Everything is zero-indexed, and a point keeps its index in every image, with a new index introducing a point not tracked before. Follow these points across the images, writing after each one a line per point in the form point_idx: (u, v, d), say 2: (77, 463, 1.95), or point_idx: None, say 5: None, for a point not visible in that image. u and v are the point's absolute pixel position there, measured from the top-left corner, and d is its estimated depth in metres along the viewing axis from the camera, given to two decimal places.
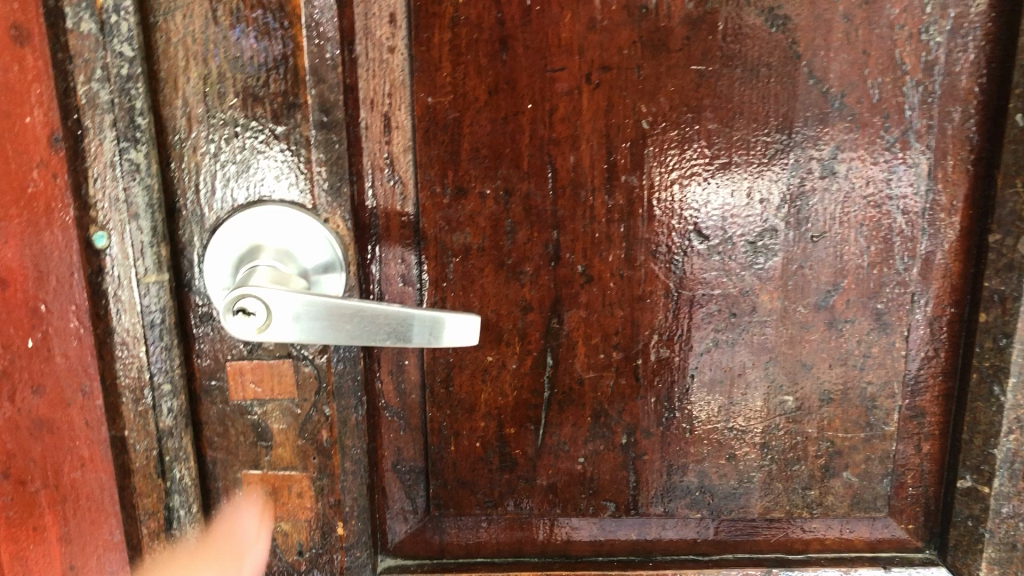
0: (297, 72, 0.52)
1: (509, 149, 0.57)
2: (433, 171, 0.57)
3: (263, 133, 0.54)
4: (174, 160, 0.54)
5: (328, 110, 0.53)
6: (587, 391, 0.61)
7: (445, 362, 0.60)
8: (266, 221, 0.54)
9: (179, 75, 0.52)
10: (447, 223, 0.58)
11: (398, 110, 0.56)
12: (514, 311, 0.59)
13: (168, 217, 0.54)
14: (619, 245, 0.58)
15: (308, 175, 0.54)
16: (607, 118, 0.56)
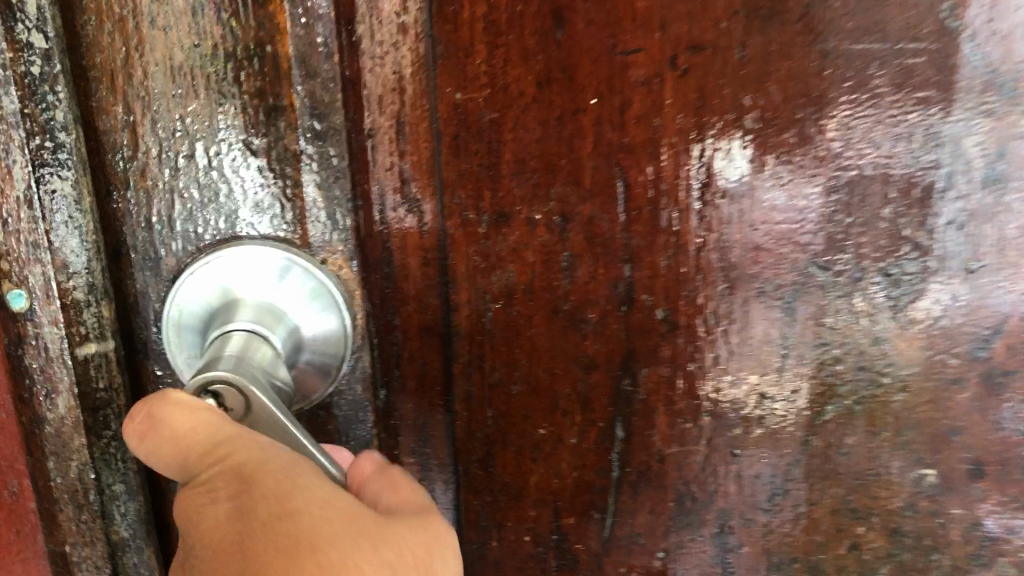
0: (276, 63, 0.39)
1: (565, 160, 0.42)
2: (464, 192, 0.42)
3: (233, 147, 0.40)
4: (116, 187, 0.40)
5: (322, 115, 0.40)
6: (669, 469, 0.47)
7: (484, 436, 0.46)
8: (250, 264, 0.41)
9: (121, 70, 0.39)
10: (484, 258, 0.43)
11: (416, 110, 0.41)
12: (572, 371, 0.45)
13: (112, 263, 0.41)
14: (713, 283, 0.44)
15: (296, 202, 0.41)
16: (698, 116, 0.41)
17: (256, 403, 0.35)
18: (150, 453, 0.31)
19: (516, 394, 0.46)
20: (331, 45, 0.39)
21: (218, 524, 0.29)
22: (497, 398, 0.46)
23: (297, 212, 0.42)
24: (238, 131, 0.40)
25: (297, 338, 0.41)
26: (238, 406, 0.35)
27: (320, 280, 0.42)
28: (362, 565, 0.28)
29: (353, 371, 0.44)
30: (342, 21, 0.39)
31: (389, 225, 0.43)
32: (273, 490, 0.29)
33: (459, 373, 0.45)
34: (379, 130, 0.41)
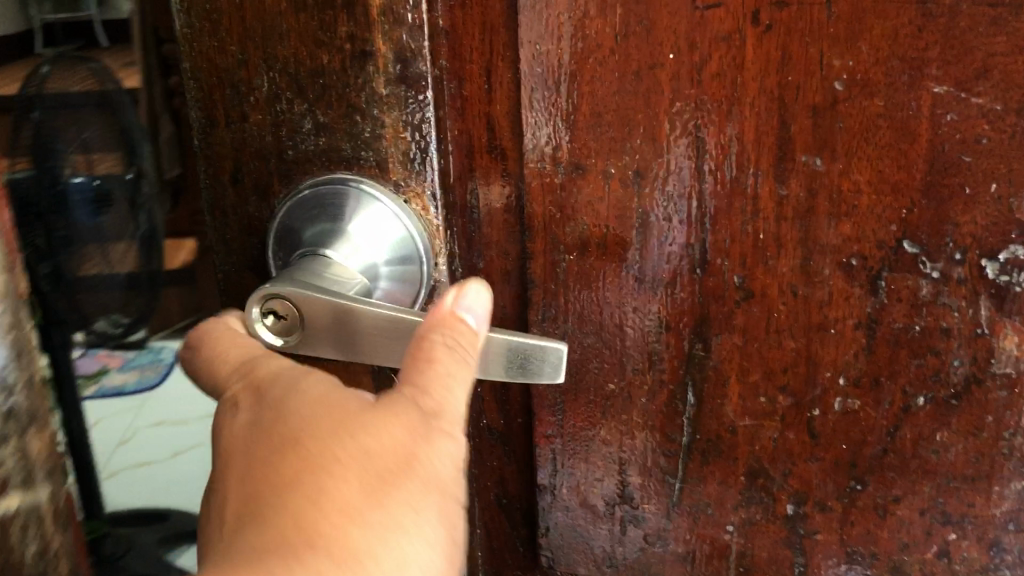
0: (368, 11, 0.39)
1: (642, 114, 0.41)
2: (544, 141, 0.43)
3: (330, 89, 0.40)
4: (234, 121, 0.42)
5: (408, 61, 0.40)
6: (741, 442, 0.46)
7: (555, 388, 0.47)
8: (357, 198, 0.42)
9: (236, 14, 0.40)
10: (559, 209, 0.44)
11: (498, 58, 0.43)
12: (643, 329, 0.45)
13: (232, 189, 0.44)
14: (794, 253, 0.42)
15: (388, 142, 0.42)
16: (781, 74, 0.40)
17: (309, 317, 0.37)
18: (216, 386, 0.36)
19: (589, 345, 0.46)
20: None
21: (230, 436, 0.31)
22: (569, 347, 0.46)
23: (390, 151, 0.42)
24: (336, 72, 0.40)
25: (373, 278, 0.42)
26: (295, 317, 0.38)
27: (411, 229, 0.43)
28: (329, 441, 0.29)
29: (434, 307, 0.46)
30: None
31: (475, 165, 0.45)
32: (277, 401, 0.31)
33: (535, 319, 0.47)
34: (466, 75, 0.43)
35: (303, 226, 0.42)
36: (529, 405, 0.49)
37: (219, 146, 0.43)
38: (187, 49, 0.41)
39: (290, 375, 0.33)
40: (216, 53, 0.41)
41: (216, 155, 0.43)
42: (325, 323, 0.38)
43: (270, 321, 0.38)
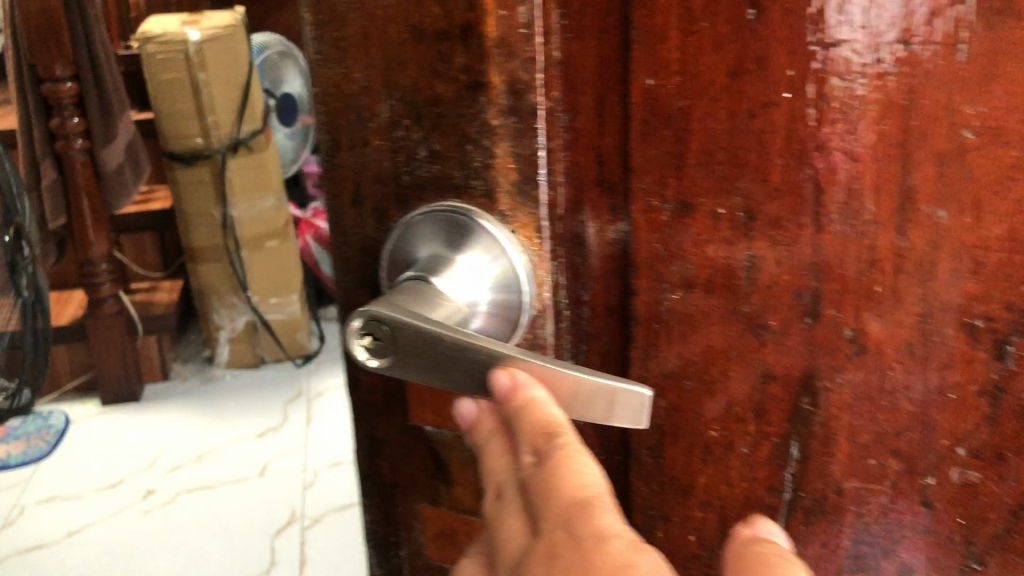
0: (484, 43, 0.36)
1: (753, 155, 0.39)
2: (651, 177, 0.41)
3: (448, 116, 0.38)
4: (357, 145, 0.41)
5: (519, 92, 0.37)
6: (847, 502, 0.44)
7: (655, 426, 0.45)
8: (466, 226, 0.39)
9: (361, 44, 0.39)
10: (665, 248, 0.42)
11: (611, 91, 0.40)
12: (748, 376, 0.43)
13: (353, 211, 0.43)
14: (912, 309, 0.40)
15: (497, 174, 0.38)
16: (907, 118, 0.37)
17: (400, 338, 0.36)
18: (530, 502, 0.32)
19: (690, 390, 0.44)
20: (536, 27, 0.36)
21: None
22: (669, 390, 0.44)
23: (499, 184, 0.38)
24: (451, 102, 0.38)
25: (471, 307, 0.38)
26: (388, 339, 0.36)
27: (510, 258, 0.39)
28: None
29: (539, 343, 0.41)
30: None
31: (582, 199, 0.42)
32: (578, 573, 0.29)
33: (634, 358, 0.44)
34: (578, 108, 0.41)
35: (413, 251, 0.40)
36: (625, 445, 0.46)
37: (343, 168, 0.42)
38: (319, 71, 0.41)
39: (616, 549, 0.28)
40: (353, 75, 0.40)
41: (339, 176, 0.42)
42: (412, 348, 0.36)
43: (366, 341, 0.37)
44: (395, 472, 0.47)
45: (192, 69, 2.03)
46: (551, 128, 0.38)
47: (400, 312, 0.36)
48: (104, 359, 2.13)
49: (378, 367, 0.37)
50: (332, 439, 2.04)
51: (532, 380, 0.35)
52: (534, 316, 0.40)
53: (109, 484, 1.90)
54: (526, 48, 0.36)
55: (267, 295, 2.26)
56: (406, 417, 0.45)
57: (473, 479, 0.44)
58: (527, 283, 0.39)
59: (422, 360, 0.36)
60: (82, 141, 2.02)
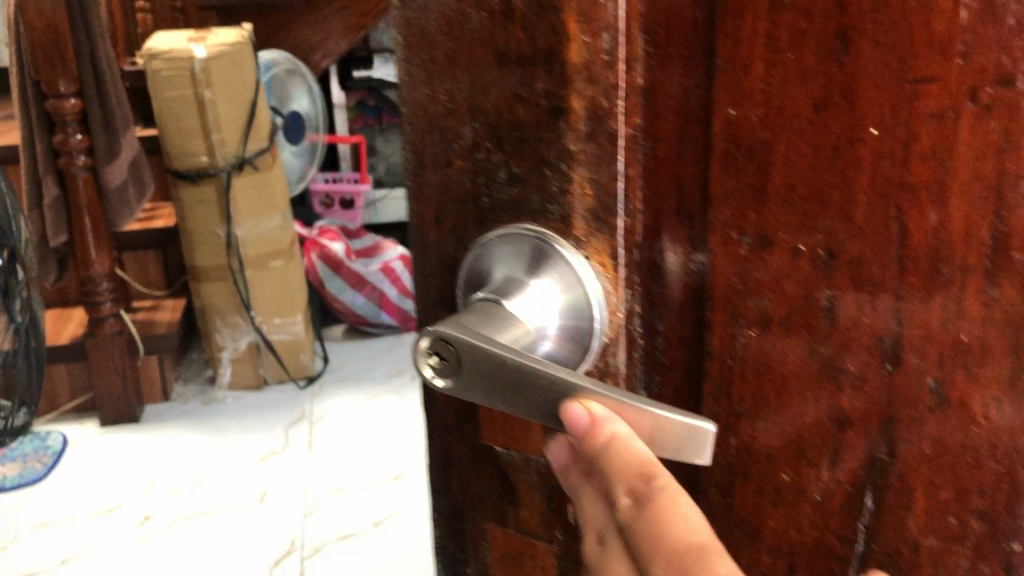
0: (566, 70, 0.34)
1: (836, 191, 0.37)
2: (730, 209, 0.39)
3: (529, 140, 0.36)
4: (440, 165, 0.40)
5: (599, 119, 0.35)
6: (924, 563, 0.40)
7: (725, 463, 0.44)
8: (543, 250, 0.37)
9: (447, 66, 0.38)
10: (742, 282, 0.40)
11: (691, 119, 0.39)
12: (823, 420, 0.40)
13: (434, 229, 0.42)
14: (1004, 364, 0.36)
15: (575, 202, 0.36)
16: (1003, 161, 0.33)
17: (466, 359, 0.36)
18: (635, 548, 0.33)
19: (763, 431, 0.42)
20: (620, 54, 0.34)
21: None
22: (741, 429, 0.42)
23: (575, 211, 0.36)
24: (533, 128, 0.36)
25: (540, 332, 0.37)
26: (454, 360, 0.36)
27: (584, 287, 0.37)
28: None
29: (610, 372, 0.39)
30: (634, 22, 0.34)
31: (662, 226, 0.41)
32: None
33: (709, 393, 0.43)
34: (660, 136, 0.39)
35: (491, 270, 0.38)
36: (695, 481, 0.45)
37: (427, 187, 0.41)
38: (409, 92, 0.40)
39: None
40: (439, 95, 0.38)
41: (423, 197, 0.41)
42: (477, 369, 0.36)
43: (434, 361, 0.37)
44: (464, 490, 0.46)
45: (198, 87, 2.01)
46: (629, 153, 0.36)
47: (467, 333, 0.36)
48: (104, 379, 2.11)
49: (444, 387, 0.37)
50: (334, 465, 2.01)
51: (610, 414, 0.35)
52: (605, 344, 0.38)
53: (105, 510, 1.87)
54: (607, 74, 0.34)
55: (270, 316, 2.24)
56: (476, 436, 0.44)
57: (540, 501, 0.43)
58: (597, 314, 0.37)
59: (486, 383, 0.36)
60: (84, 158, 2.00)
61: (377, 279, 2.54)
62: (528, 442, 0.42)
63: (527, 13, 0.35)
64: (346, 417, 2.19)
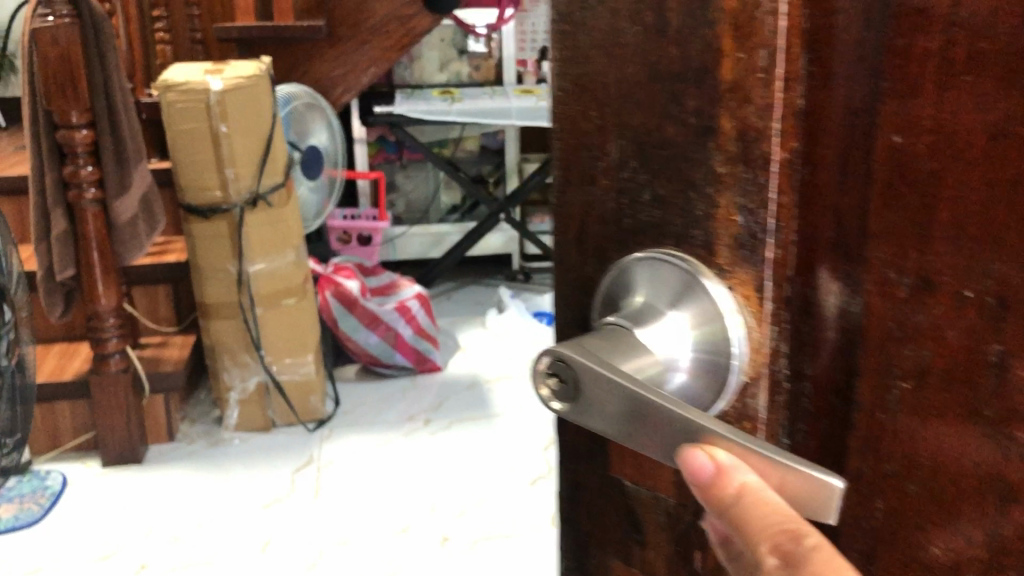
0: (719, 87, 0.34)
1: (1013, 236, 0.30)
2: (889, 246, 0.33)
3: (680, 156, 0.36)
4: (586, 182, 0.40)
5: (752, 139, 0.34)
6: None
7: (870, 526, 0.37)
8: (692, 281, 0.36)
9: (599, 83, 0.38)
10: (899, 327, 0.34)
11: (854, 147, 0.33)
12: (985, 498, 0.33)
13: (577, 248, 0.41)
14: None
15: (719, 227, 0.36)
16: None
17: (583, 381, 0.36)
18: None
19: (913, 496, 0.35)
20: (777, 71, 0.33)
21: None
22: (888, 491, 0.36)
23: (720, 238, 0.36)
24: (681, 146, 0.36)
25: (669, 363, 0.36)
26: (570, 382, 0.36)
27: (724, 322, 0.35)
28: None
29: (748, 412, 0.37)
30: (795, 42, 0.33)
31: (816, 253, 0.36)
32: None
33: (854, 447, 0.36)
34: (814, 159, 0.35)
35: (628, 294, 0.38)
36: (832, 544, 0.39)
37: (572, 202, 0.41)
38: (558, 105, 0.40)
39: None
40: (587, 112, 0.38)
41: (568, 214, 0.41)
42: (593, 394, 0.36)
43: (553, 383, 0.37)
44: (591, 520, 0.43)
45: (213, 120, 1.98)
46: (783, 181, 0.34)
47: (586, 357, 0.36)
48: (106, 418, 2.05)
49: (561, 410, 0.37)
50: (339, 515, 1.94)
51: (736, 462, 0.33)
52: (744, 383, 0.36)
53: (102, 556, 1.79)
54: (763, 94, 0.33)
55: (281, 355, 2.18)
56: (607, 468, 0.41)
57: (666, 543, 0.40)
58: (740, 343, 0.36)
59: (602, 408, 0.36)
60: (94, 190, 1.96)
61: (392, 319, 2.51)
62: (658, 478, 0.39)
63: (681, 32, 0.34)
64: (354, 464, 2.12)
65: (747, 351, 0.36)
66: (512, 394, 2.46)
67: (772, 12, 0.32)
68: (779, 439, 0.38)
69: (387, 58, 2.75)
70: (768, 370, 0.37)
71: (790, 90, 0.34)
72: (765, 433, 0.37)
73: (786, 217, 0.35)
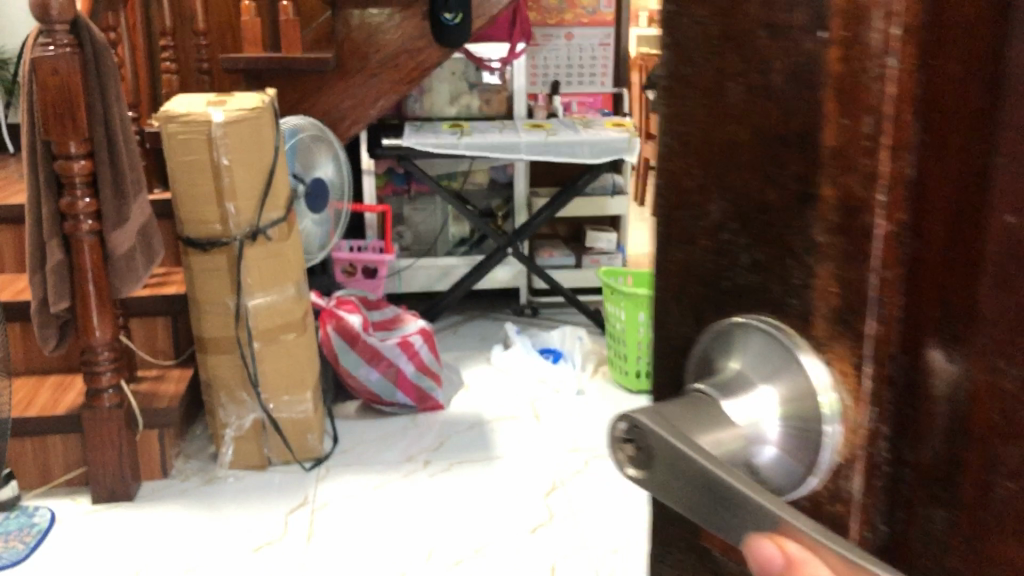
0: (822, 153, 0.30)
1: None
2: (998, 332, 0.27)
3: (775, 217, 0.33)
4: (685, 240, 0.37)
5: (854, 208, 0.29)
6: None
7: None
8: (788, 356, 0.32)
9: (704, 137, 0.35)
10: (1008, 428, 0.27)
11: (965, 218, 0.28)
12: None
13: (676, 306, 0.38)
14: None
15: (817, 298, 0.31)
16: None
17: (655, 450, 0.33)
18: None
19: None
20: (885, 138, 0.28)
21: None
22: None
23: (817, 308, 0.31)
24: (779, 214, 0.32)
25: (755, 435, 0.33)
26: (644, 449, 0.33)
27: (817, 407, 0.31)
28: None
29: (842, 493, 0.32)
30: (906, 108, 0.28)
31: (922, 331, 0.29)
32: None
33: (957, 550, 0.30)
34: (926, 235, 0.29)
35: (728, 356, 0.35)
36: None
37: (670, 265, 0.38)
38: (664, 163, 0.38)
39: None
40: (688, 171, 0.36)
41: (667, 270, 0.39)
42: (665, 464, 0.33)
43: (630, 449, 0.34)
44: None
45: (215, 152, 1.96)
46: (887, 254, 0.29)
47: (659, 425, 0.33)
48: (99, 453, 2.00)
49: (639, 479, 0.34)
50: (331, 562, 1.87)
51: (807, 557, 0.28)
52: (837, 462, 0.32)
53: None
54: (866, 161, 0.29)
55: (279, 393, 2.14)
56: (697, 534, 0.38)
57: None
58: (832, 423, 0.31)
59: (676, 481, 0.33)
60: (91, 222, 1.93)
61: (394, 354, 2.48)
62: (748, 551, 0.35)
63: (778, 86, 0.32)
64: (350, 508, 2.06)
65: (840, 431, 0.31)
66: (515, 435, 2.42)
67: (879, 77, 0.28)
68: (876, 525, 0.32)
69: (397, 91, 2.75)
70: (865, 453, 0.31)
71: (896, 160, 0.28)
72: (861, 520, 0.32)
73: (892, 294, 0.29)
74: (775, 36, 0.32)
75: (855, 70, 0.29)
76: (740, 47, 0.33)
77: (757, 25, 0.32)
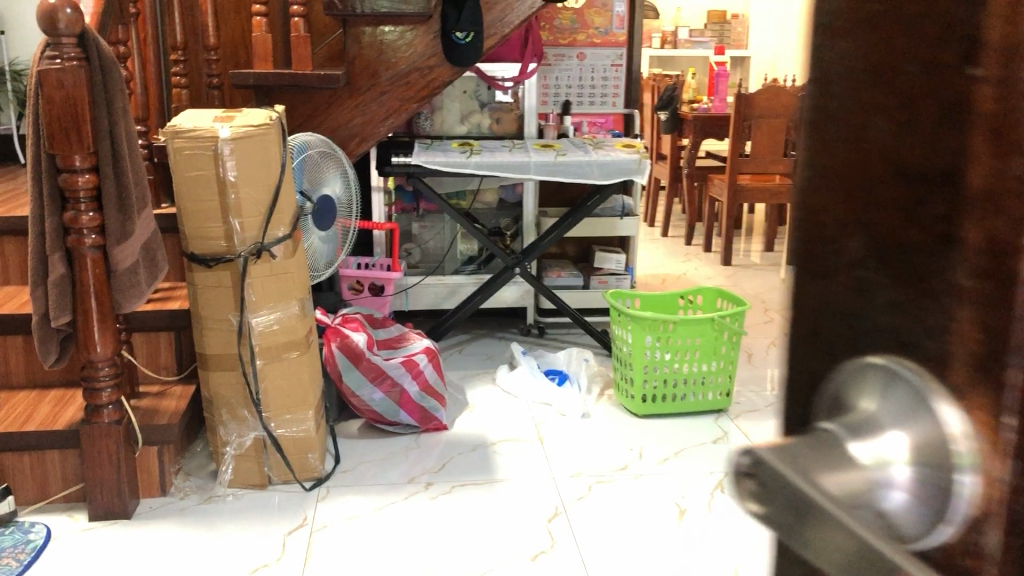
0: (967, 194, 0.26)
1: None
2: None
3: (915, 251, 0.28)
4: (819, 275, 0.33)
5: (998, 253, 0.25)
6: None
7: None
8: (920, 399, 0.27)
9: (847, 174, 0.31)
10: None
11: None
12: None
13: (808, 339, 0.34)
14: None
15: (956, 344, 0.27)
16: None
17: (773, 488, 0.30)
18: None
19: None
20: None
21: None
22: None
23: (955, 354, 0.27)
24: (917, 257, 0.28)
25: (881, 482, 0.28)
26: (760, 484, 0.31)
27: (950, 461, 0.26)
28: None
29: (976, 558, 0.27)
30: None
31: None
32: None
33: None
34: None
35: (859, 394, 0.30)
36: None
37: (806, 303, 0.34)
38: (804, 198, 0.34)
39: None
40: (826, 206, 0.33)
41: (802, 309, 0.35)
42: (782, 502, 0.30)
43: (745, 482, 0.32)
44: None
45: (220, 167, 1.95)
46: None
47: (780, 463, 0.30)
48: (95, 470, 1.98)
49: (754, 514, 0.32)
50: None
51: None
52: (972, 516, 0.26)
53: None
54: (1015, 205, 0.24)
55: (280, 411, 2.12)
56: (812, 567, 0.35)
57: None
58: (966, 474, 0.26)
59: (795, 521, 0.30)
60: (94, 237, 1.92)
61: (398, 374, 2.45)
62: None
63: (930, 126, 0.28)
64: (349, 532, 2.03)
65: (976, 482, 0.26)
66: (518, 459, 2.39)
67: None
68: None
69: (406, 108, 2.74)
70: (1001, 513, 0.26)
71: None
72: None
73: None
74: (928, 72, 0.28)
75: (1009, 109, 0.24)
76: (889, 83, 0.29)
77: (904, 56, 0.29)
